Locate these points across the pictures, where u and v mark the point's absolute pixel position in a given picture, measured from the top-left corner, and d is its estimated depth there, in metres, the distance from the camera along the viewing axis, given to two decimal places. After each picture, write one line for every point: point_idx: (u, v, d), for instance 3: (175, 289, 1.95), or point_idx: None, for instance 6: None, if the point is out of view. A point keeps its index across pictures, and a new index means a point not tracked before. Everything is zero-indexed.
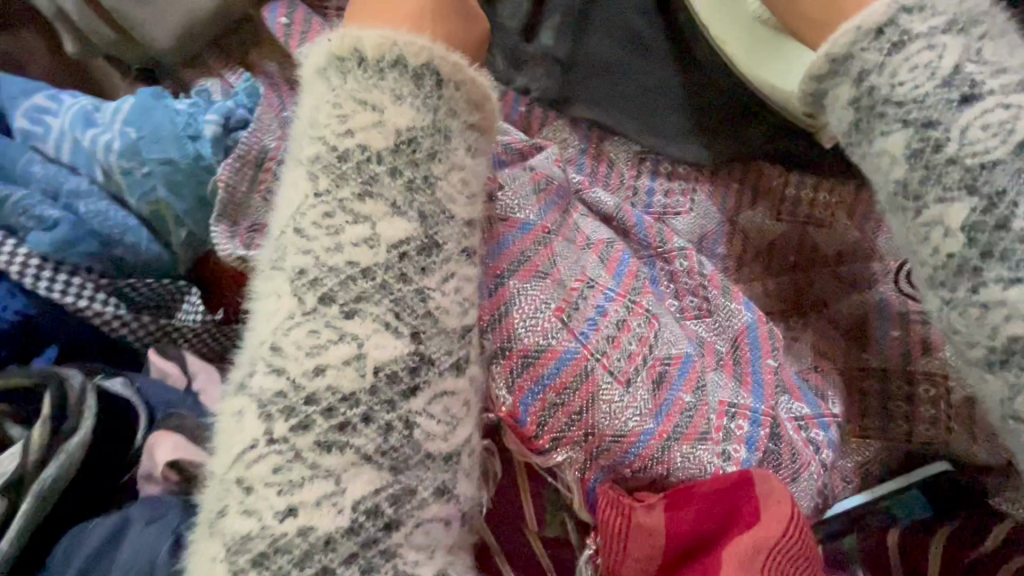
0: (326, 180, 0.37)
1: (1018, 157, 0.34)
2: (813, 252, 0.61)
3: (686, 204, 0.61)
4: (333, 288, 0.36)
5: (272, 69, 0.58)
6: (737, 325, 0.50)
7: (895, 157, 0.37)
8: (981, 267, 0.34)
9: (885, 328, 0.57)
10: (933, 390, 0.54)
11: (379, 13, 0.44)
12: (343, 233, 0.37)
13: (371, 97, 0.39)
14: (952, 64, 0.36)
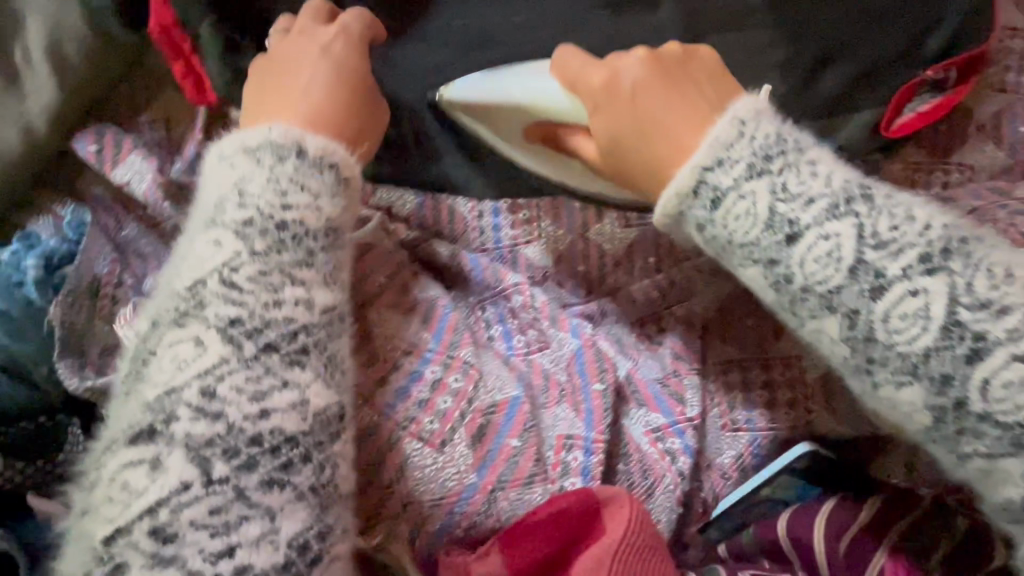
0: (265, 244, 0.42)
1: (856, 279, 0.40)
2: (672, 250, 0.59)
3: (533, 234, 0.60)
4: (273, 338, 0.40)
5: (101, 195, 0.60)
6: (568, 353, 0.54)
7: (762, 284, 0.44)
8: (870, 369, 0.41)
9: (742, 319, 0.58)
10: (789, 372, 0.55)
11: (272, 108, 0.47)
12: (281, 291, 0.41)
13: (306, 178, 0.44)
14: (767, 208, 0.42)
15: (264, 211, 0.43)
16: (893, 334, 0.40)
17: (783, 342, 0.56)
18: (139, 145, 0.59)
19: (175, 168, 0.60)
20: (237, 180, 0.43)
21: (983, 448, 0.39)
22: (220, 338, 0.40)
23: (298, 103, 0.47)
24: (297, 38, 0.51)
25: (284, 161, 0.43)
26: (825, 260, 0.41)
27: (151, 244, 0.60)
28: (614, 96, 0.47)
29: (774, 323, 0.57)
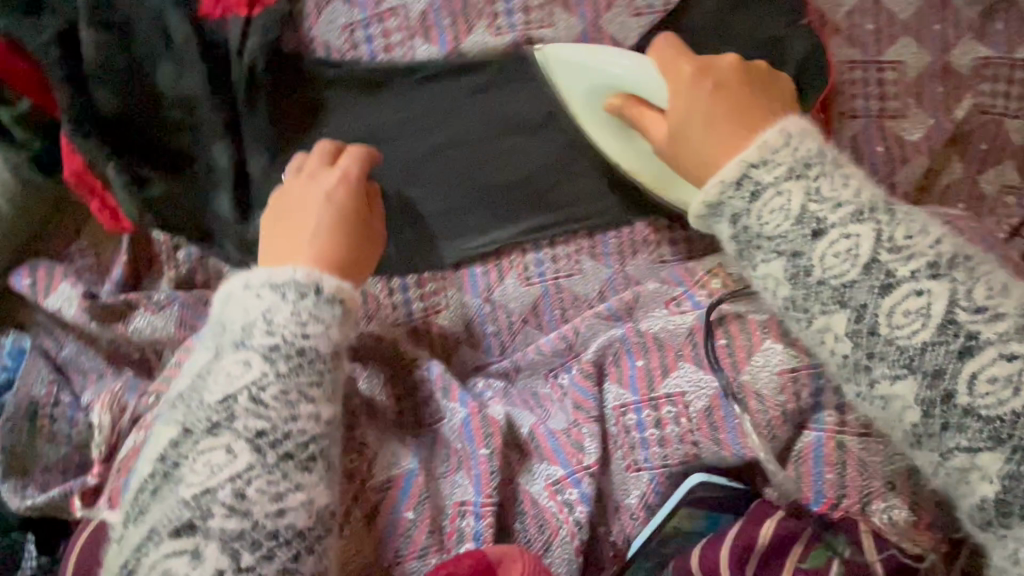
0: (287, 365, 0.47)
1: (865, 278, 0.46)
2: (573, 299, 0.70)
3: (442, 302, 0.69)
4: (289, 446, 0.46)
5: (42, 321, 0.66)
6: (457, 422, 0.59)
7: (777, 279, 0.49)
8: (869, 365, 0.46)
9: (632, 361, 0.62)
10: (676, 409, 0.58)
11: (282, 246, 0.54)
12: (297, 406, 0.46)
13: (324, 309, 0.49)
14: (799, 206, 0.48)
15: (285, 341, 0.48)
16: (894, 330, 0.45)
17: (670, 379, 0.59)
18: (69, 273, 0.64)
19: (104, 290, 0.65)
20: (262, 311, 0.48)
21: (964, 442, 0.43)
22: (250, 448, 0.45)
23: (304, 243, 0.53)
24: (308, 183, 0.58)
25: (305, 298, 0.49)
26: (845, 257, 0.46)
27: (90, 361, 0.64)
28: (698, 87, 0.54)
29: (660, 363, 0.60)
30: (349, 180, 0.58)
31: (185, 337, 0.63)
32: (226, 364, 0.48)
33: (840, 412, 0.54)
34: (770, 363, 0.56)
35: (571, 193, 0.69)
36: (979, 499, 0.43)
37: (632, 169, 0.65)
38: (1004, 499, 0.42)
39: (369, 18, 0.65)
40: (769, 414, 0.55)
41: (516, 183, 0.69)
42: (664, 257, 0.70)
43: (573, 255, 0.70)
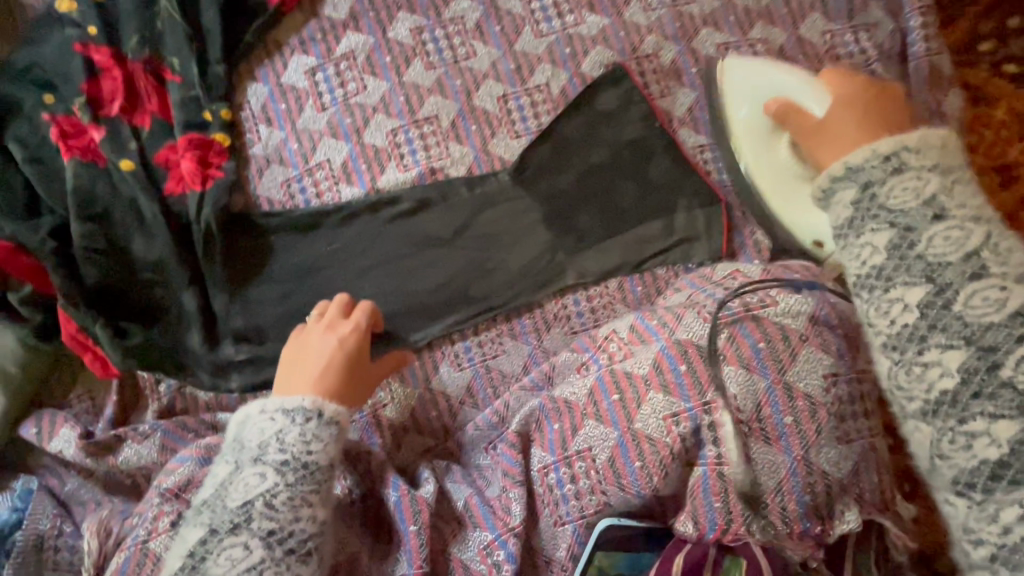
0: (295, 475, 0.57)
1: (965, 264, 0.47)
2: (502, 376, 0.81)
3: (385, 397, 0.79)
4: (293, 543, 0.56)
5: (49, 462, 0.77)
6: (389, 504, 0.67)
7: (876, 248, 0.49)
8: (926, 334, 0.47)
9: (551, 424, 0.71)
10: (586, 463, 0.67)
11: (293, 377, 0.65)
12: (301, 510, 0.57)
13: (328, 427, 0.61)
14: (931, 192, 0.48)
15: (293, 457, 0.58)
16: (969, 308, 0.46)
17: (579, 436, 0.68)
18: (68, 418, 0.76)
19: (98, 427, 0.76)
20: (275, 431, 0.59)
21: (990, 409, 0.44)
22: (262, 544, 0.55)
23: (310, 374, 0.64)
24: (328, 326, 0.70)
25: (311, 421, 0.60)
26: (950, 244, 0.47)
27: (89, 492, 0.75)
28: (867, 96, 0.60)
29: (571, 423, 0.69)
30: (356, 330, 0.70)
31: (166, 460, 0.73)
32: (245, 475, 0.57)
33: (717, 445, 0.62)
34: (657, 410, 0.65)
35: (586, 262, 0.81)
36: (975, 463, 0.45)
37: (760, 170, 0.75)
38: (1006, 462, 0.44)
39: (302, 174, 0.82)
40: (660, 454, 0.64)
41: (546, 261, 0.81)
42: (574, 328, 0.81)
43: (495, 338, 0.81)
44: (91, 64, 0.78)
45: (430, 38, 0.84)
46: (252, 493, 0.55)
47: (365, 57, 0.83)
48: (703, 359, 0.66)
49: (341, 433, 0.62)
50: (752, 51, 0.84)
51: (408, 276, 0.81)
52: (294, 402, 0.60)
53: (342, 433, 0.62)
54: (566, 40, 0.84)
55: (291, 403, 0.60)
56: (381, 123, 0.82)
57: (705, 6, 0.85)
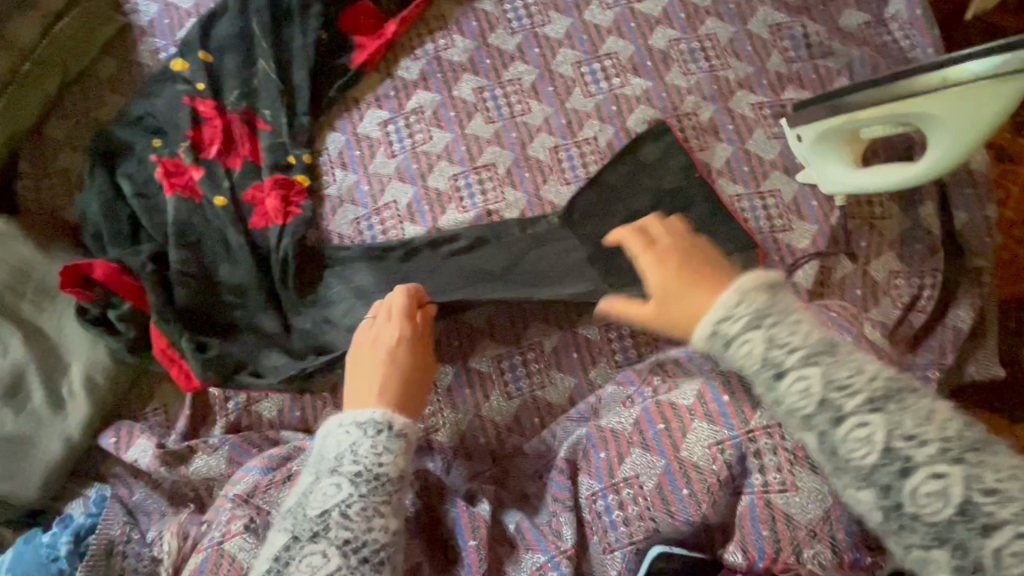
0: (368, 486, 0.60)
1: (824, 408, 0.46)
2: (548, 407, 0.84)
3: (438, 422, 0.84)
4: (367, 553, 0.57)
5: (120, 472, 0.81)
6: (449, 520, 0.72)
7: (766, 401, 0.50)
8: (838, 475, 0.46)
9: (597, 453, 0.73)
10: (632, 491, 0.69)
11: (360, 390, 0.68)
12: (373, 520, 0.59)
13: (398, 439, 0.63)
14: (760, 352, 0.49)
15: (366, 468, 0.60)
16: (848, 453, 0.45)
17: (624, 464, 0.70)
18: (145, 429, 0.81)
19: (170, 440, 0.81)
20: (350, 444, 0.62)
21: (915, 542, 0.43)
22: (339, 553, 0.56)
23: (376, 389, 0.67)
24: (373, 338, 0.73)
25: (382, 433, 0.62)
26: (803, 395, 0.47)
27: (155, 502, 0.79)
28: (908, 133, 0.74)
29: (617, 451, 0.72)
30: (404, 341, 0.72)
31: (233, 471, 0.78)
32: (323, 485, 0.60)
33: (763, 473, 0.65)
34: (702, 439, 0.68)
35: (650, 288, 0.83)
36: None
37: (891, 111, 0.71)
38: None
39: (371, 213, 0.90)
40: (707, 482, 0.66)
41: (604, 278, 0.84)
42: (618, 361, 0.85)
43: (542, 369, 0.86)
44: (196, 114, 0.89)
45: (491, 96, 0.94)
46: (330, 502, 0.57)
47: (432, 112, 0.93)
48: (749, 390, 0.68)
49: (410, 446, 0.64)
50: (784, 111, 0.91)
51: (473, 285, 0.84)
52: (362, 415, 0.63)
53: (411, 443, 0.64)
54: (613, 99, 0.93)
55: (361, 417, 0.63)
56: (444, 169, 0.91)
57: (740, 71, 0.93)
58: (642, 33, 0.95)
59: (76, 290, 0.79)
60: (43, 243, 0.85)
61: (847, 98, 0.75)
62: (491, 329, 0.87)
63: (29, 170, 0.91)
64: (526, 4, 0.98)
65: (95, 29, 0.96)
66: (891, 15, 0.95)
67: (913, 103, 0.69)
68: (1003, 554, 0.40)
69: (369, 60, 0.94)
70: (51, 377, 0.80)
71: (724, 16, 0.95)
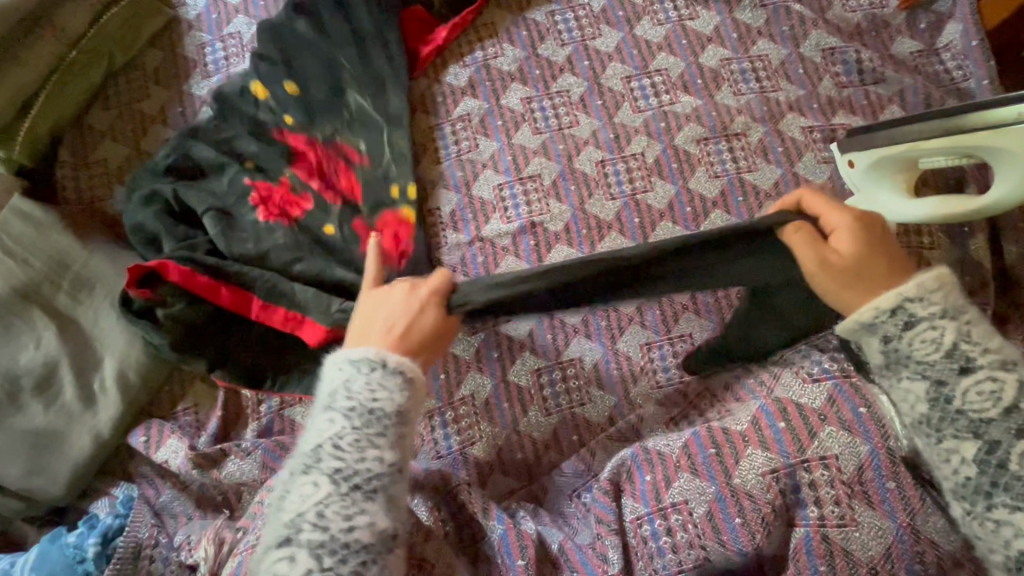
0: (361, 418, 0.53)
1: (1005, 417, 0.50)
2: (587, 425, 0.82)
3: (475, 435, 0.82)
4: (361, 482, 0.51)
5: (147, 472, 0.79)
6: (495, 538, 0.70)
7: (918, 396, 0.53)
8: (991, 491, 0.49)
9: (642, 476, 0.71)
10: (682, 516, 0.67)
11: (362, 333, 0.58)
12: (365, 450, 0.52)
13: (398, 368, 0.55)
14: (951, 341, 0.52)
15: (360, 403, 0.53)
16: (1022, 468, 0.48)
17: (671, 490, 0.68)
18: (175, 429, 0.79)
19: (202, 441, 0.79)
20: (342, 378, 0.55)
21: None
22: (329, 482, 0.51)
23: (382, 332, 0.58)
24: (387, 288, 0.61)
25: (376, 370, 0.55)
26: (986, 398, 0.50)
27: (183, 505, 0.77)
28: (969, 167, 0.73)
29: (663, 475, 0.70)
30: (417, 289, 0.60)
31: (266, 478, 0.76)
32: (317, 419, 0.54)
33: (819, 506, 0.63)
34: (754, 467, 0.66)
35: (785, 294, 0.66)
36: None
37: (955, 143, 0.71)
38: None
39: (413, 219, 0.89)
40: (762, 512, 0.64)
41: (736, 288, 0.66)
42: (659, 382, 0.83)
43: (583, 386, 0.84)
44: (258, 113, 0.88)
45: (539, 107, 0.93)
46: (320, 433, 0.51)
47: (479, 120, 0.92)
48: (804, 418, 0.67)
49: (413, 378, 0.56)
50: (835, 135, 0.90)
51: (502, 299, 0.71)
52: (358, 350, 0.56)
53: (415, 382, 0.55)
54: (662, 115, 0.92)
55: (360, 354, 0.56)
56: (489, 178, 0.90)
57: (791, 94, 0.93)
58: (693, 51, 0.95)
59: (140, 289, 0.77)
60: (82, 234, 0.84)
61: (909, 126, 0.74)
62: (532, 343, 0.86)
63: (69, 160, 0.90)
64: (577, 16, 0.97)
65: (144, 19, 0.95)
66: (944, 44, 0.95)
67: (981, 136, 0.69)
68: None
69: (419, 64, 0.94)
70: (84, 371, 0.79)
71: (776, 38, 0.95)
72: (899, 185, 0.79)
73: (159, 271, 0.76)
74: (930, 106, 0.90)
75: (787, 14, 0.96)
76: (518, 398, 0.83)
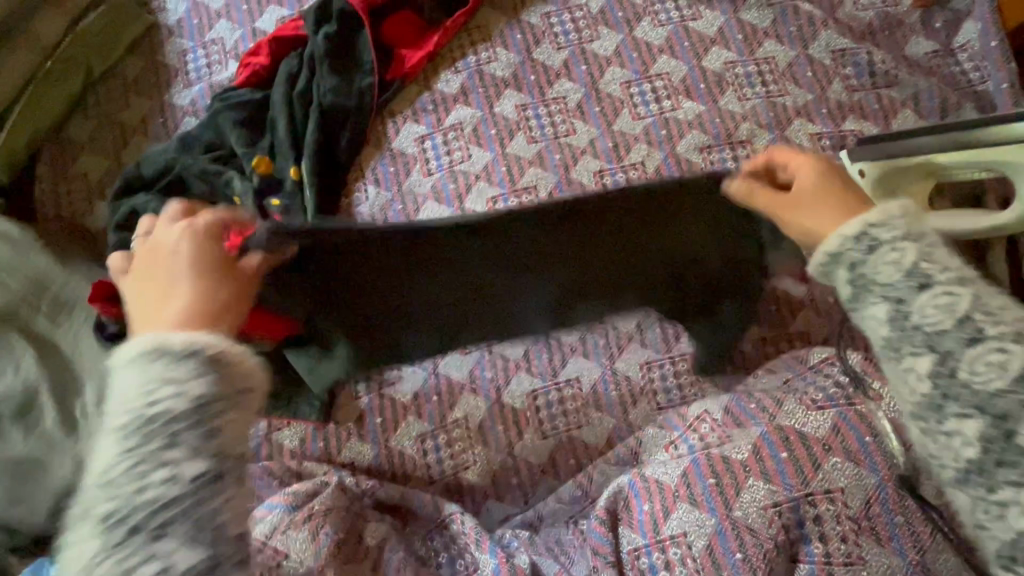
0: (133, 438, 0.37)
1: (967, 329, 0.38)
2: (584, 449, 0.79)
3: (469, 459, 0.79)
4: (127, 537, 0.35)
5: None
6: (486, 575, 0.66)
7: (880, 320, 0.42)
8: (942, 404, 0.39)
9: (639, 505, 0.68)
10: (680, 550, 0.64)
11: (149, 294, 0.46)
12: (149, 478, 0.36)
13: (175, 371, 0.38)
14: (912, 260, 0.41)
15: (138, 414, 0.37)
16: (971, 377, 0.38)
17: (670, 522, 0.65)
18: None
19: None
20: (124, 384, 0.38)
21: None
22: (99, 531, 0.35)
23: (166, 306, 0.44)
24: (160, 233, 0.48)
25: (152, 365, 0.38)
26: (942, 310, 0.39)
27: None
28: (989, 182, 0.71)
29: (662, 504, 0.67)
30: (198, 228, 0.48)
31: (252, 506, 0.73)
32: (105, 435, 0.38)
33: (824, 543, 0.61)
34: (756, 500, 0.63)
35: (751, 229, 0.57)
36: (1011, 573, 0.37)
37: (975, 157, 0.68)
38: None
39: None
40: (764, 548, 0.61)
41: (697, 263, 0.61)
42: (660, 404, 0.81)
43: (579, 409, 0.81)
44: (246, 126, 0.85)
45: (534, 114, 0.89)
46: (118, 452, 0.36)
47: (472, 129, 0.88)
48: (807, 447, 0.65)
49: (194, 374, 0.38)
50: (845, 142, 0.86)
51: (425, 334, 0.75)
52: (131, 346, 0.39)
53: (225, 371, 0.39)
54: (663, 122, 0.88)
55: (133, 350, 0.39)
56: (483, 190, 0.86)
57: (799, 98, 0.88)
58: (696, 53, 0.90)
59: (101, 305, 0.71)
60: (61, 255, 0.81)
61: (923, 138, 0.70)
62: (528, 362, 0.83)
63: (46, 174, 0.87)
64: (574, 17, 0.93)
65: (122, 26, 0.92)
66: (961, 44, 0.90)
67: (1003, 150, 0.66)
68: (977, 362, 0.38)
69: (409, 73, 0.90)
70: (64, 396, 0.76)
71: (784, 39, 0.90)
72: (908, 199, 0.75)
73: (122, 284, 0.73)
74: (945, 111, 0.85)
75: (796, 13, 0.91)
76: (513, 422, 0.80)
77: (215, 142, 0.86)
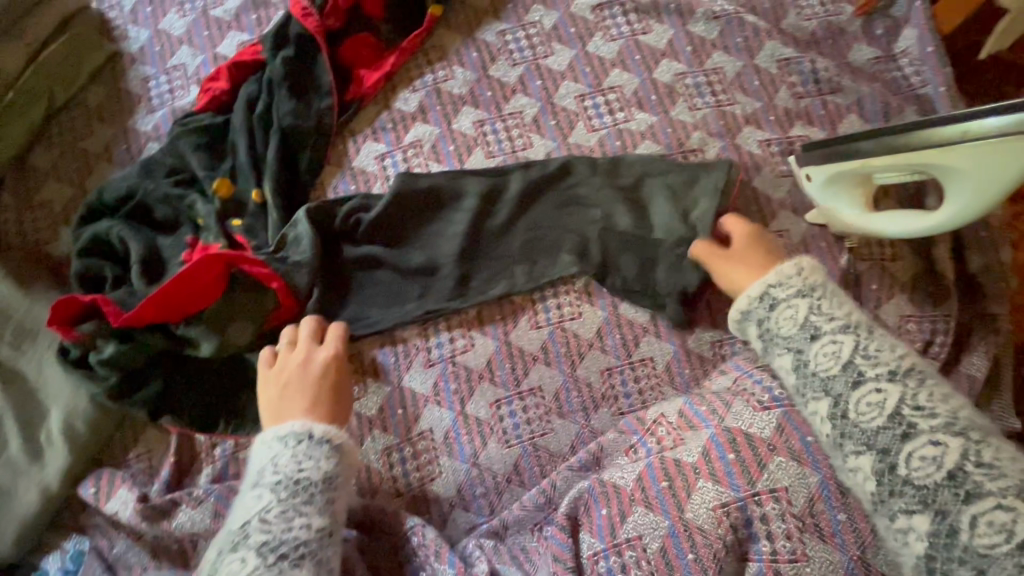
0: (285, 491, 0.60)
1: (846, 372, 0.58)
2: (548, 456, 0.80)
3: (435, 470, 0.80)
4: (284, 552, 0.56)
5: (99, 523, 0.77)
6: None
7: (787, 370, 0.63)
8: (841, 442, 0.57)
9: (599, 509, 0.69)
10: (636, 553, 0.65)
11: (285, 398, 0.69)
12: (292, 518, 0.59)
13: (315, 449, 0.63)
14: (806, 320, 0.62)
15: (286, 476, 0.61)
16: (859, 414, 0.56)
17: (627, 524, 0.67)
18: (126, 478, 0.77)
19: (153, 489, 0.77)
20: (271, 459, 0.63)
21: (903, 506, 0.52)
22: (256, 555, 0.56)
23: (303, 402, 0.69)
24: (303, 348, 0.75)
25: (301, 442, 0.63)
26: (831, 357, 0.59)
27: (136, 555, 0.74)
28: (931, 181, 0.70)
29: (619, 508, 0.68)
30: (336, 361, 0.74)
31: (219, 526, 0.74)
32: (247, 499, 0.61)
33: (771, 541, 0.62)
34: (706, 500, 0.65)
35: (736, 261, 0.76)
36: (914, 559, 0.51)
37: (905, 159, 0.69)
38: (931, 553, 0.50)
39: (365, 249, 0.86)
40: (713, 548, 0.62)
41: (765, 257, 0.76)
42: (621, 409, 0.81)
43: (543, 417, 0.81)
44: (209, 150, 0.88)
45: (491, 130, 0.91)
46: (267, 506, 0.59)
47: (431, 146, 0.91)
48: (753, 448, 0.66)
49: (326, 456, 0.64)
50: (792, 148, 0.88)
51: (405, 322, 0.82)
52: (284, 427, 0.65)
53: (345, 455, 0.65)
54: (617, 134, 0.90)
55: (285, 430, 0.65)
56: (442, 205, 0.87)
57: (747, 107, 0.91)
58: (647, 66, 0.93)
59: (62, 327, 0.77)
60: (23, 282, 0.81)
61: (860, 144, 0.72)
62: (490, 372, 0.83)
63: (12, 203, 0.88)
64: (528, 35, 0.95)
65: (84, 56, 0.94)
66: (901, 50, 0.93)
67: (930, 154, 0.66)
68: (862, 404, 0.57)
69: (368, 93, 0.92)
70: (29, 422, 0.77)
71: (731, 50, 0.93)
72: (853, 198, 0.77)
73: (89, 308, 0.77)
74: (888, 114, 0.88)
75: (741, 25, 0.94)
76: (477, 432, 0.81)
77: (177, 166, 0.87)
